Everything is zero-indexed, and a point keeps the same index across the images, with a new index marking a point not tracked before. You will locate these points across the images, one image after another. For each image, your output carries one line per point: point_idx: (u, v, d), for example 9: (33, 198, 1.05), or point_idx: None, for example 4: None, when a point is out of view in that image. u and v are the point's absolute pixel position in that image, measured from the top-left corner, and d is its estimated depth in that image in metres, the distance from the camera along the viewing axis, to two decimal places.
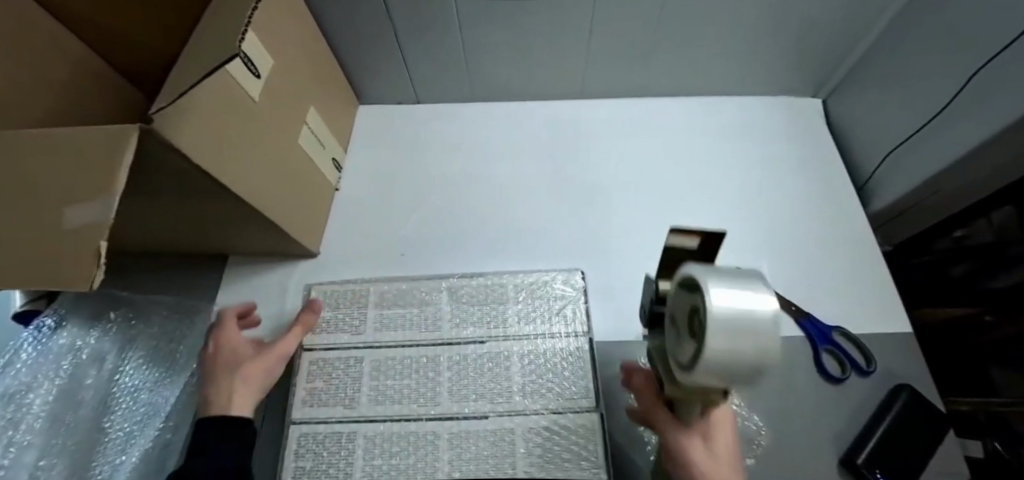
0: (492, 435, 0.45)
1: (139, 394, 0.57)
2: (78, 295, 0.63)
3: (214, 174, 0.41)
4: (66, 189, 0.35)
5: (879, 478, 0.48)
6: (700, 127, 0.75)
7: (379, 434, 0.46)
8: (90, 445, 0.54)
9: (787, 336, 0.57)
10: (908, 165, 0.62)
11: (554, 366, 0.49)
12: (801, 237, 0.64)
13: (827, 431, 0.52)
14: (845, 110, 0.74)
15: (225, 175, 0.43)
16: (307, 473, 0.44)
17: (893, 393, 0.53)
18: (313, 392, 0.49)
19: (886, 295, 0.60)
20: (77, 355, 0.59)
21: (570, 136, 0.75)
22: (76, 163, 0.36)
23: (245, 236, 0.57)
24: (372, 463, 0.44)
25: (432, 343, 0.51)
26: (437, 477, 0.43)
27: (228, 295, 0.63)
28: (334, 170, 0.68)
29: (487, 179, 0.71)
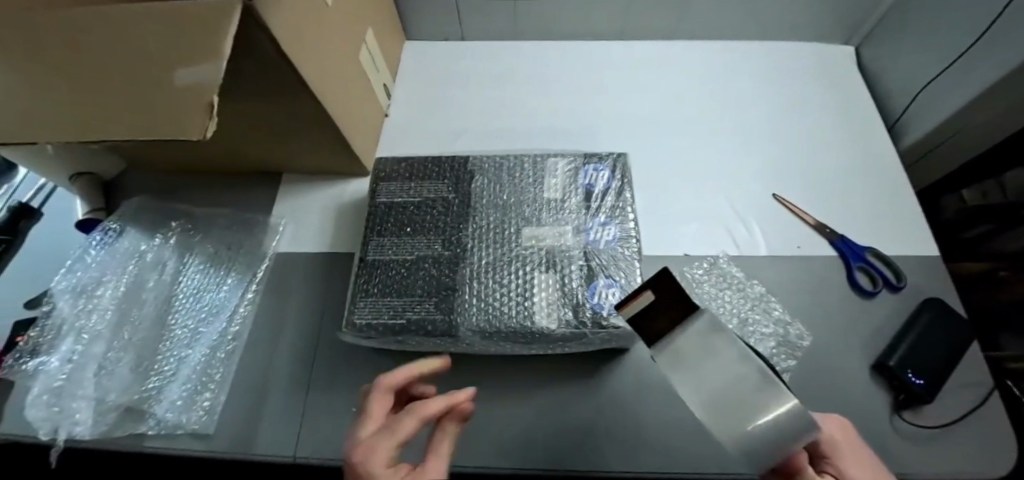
0: (542, 307, 0.48)
1: (200, 294, 0.59)
2: (139, 206, 0.66)
3: (293, 59, 0.44)
4: (175, 54, 0.37)
5: (914, 377, 0.50)
6: (737, 68, 0.77)
7: (431, 310, 0.48)
8: (156, 339, 0.57)
9: (820, 255, 0.60)
10: (936, 103, 0.64)
11: (599, 257, 0.50)
12: (832, 170, 0.67)
13: (857, 340, 0.55)
14: (876, 56, 0.76)
15: (302, 68, 0.46)
16: (374, 337, 0.48)
17: (923, 305, 0.55)
18: (376, 270, 0.51)
19: (915, 223, 0.63)
20: (141, 258, 0.61)
21: (610, 74, 0.77)
22: (179, 28, 0.37)
23: (305, 145, 0.60)
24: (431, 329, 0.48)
25: (478, 234, 0.52)
26: (490, 338, 0.47)
27: (284, 209, 0.66)
28: (384, 96, 0.71)
29: (531, 109, 0.73)
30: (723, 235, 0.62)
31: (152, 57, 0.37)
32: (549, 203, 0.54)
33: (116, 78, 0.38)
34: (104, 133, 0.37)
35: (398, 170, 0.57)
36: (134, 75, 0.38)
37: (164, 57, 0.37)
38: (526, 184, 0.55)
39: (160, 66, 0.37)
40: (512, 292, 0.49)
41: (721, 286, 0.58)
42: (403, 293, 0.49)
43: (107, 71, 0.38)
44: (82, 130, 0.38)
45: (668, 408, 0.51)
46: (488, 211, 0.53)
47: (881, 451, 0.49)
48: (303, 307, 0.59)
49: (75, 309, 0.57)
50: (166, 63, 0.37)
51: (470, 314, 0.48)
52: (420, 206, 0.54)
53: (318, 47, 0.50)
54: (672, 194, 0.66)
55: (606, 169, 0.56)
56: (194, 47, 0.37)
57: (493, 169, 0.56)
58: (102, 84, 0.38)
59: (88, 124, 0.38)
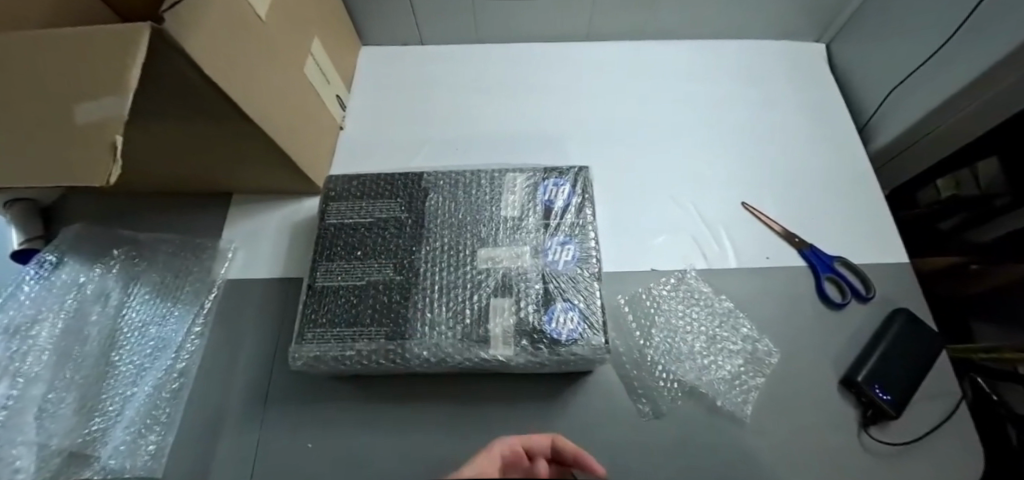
0: (498, 333, 0.45)
1: (147, 328, 0.57)
2: (78, 235, 0.62)
3: (222, 85, 0.41)
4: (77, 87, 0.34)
5: (881, 393, 0.50)
6: (706, 68, 0.75)
7: (381, 337, 0.46)
8: (99, 378, 0.54)
9: (790, 265, 0.58)
10: (906, 104, 0.62)
11: (558, 279, 0.48)
12: (804, 174, 0.65)
13: (827, 353, 0.54)
14: (847, 54, 0.73)
15: (234, 93, 0.43)
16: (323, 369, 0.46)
17: (891, 316, 0.54)
18: (324, 298, 0.48)
19: (884, 228, 0.61)
20: (81, 291, 0.58)
21: (576, 77, 0.74)
22: (81, 58, 0.34)
23: (248, 166, 0.57)
24: (381, 358, 0.45)
25: (431, 256, 0.50)
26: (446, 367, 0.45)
27: (233, 232, 0.62)
28: (338, 108, 0.67)
29: (494, 117, 0.70)
30: (691, 246, 0.60)
31: (53, 96, 0.34)
32: (506, 221, 0.51)
33: (16, 114, 0.35)
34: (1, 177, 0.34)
35: (349, 188, 0.54)
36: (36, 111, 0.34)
37: (65, 95, 0.34)
38: (482, 201, 0.52)
39: (61, 104, 0.34)
40: (467, 318, 0.46)
41: (689, 302, 0.56)
42: (351, 322, 0.47)
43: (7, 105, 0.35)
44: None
45: (635, 433, 0.50)
46: (443, 231, 0.51)
47: (847, 467, 0.48)
48: (257, 337, 0.57)
49: (9, 351, 0.53)
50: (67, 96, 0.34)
51: (422, 342, 0.45)
52: (372, 226, 0.52)
53: (253, 69, 0.47)
54: (640, 204, 0.63)
55: (567, 183, 0.54)
56: (97, 80, 0.33)
57: (447, 185, 0.54)
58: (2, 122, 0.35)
59: None
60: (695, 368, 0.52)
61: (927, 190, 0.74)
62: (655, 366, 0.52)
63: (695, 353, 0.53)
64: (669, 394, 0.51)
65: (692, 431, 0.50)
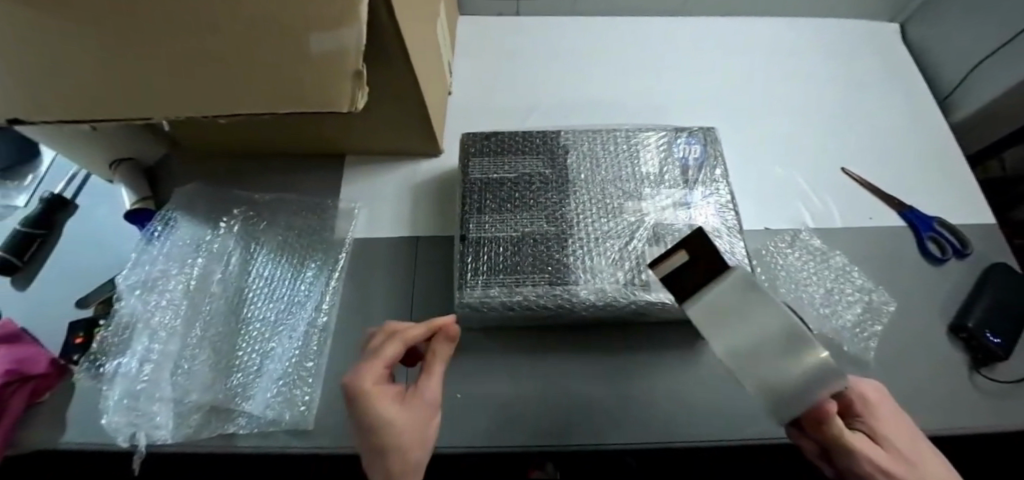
0: (659, 278, 0.47)
1: (275, 286, 0.57)
2: (193, 195, 0.61)
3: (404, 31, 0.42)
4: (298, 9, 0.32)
5: (991, 337, 0.54)
6: (791, 44, 0.78)
7: (544, 283, 0.47)
8: (233, 334, 0.54)
9: (892, 225, 0.62)
10: (988, 78, 0.66)
11: (705, 229, 0.50)
12: (892, 142, 0.69)
13: (934, 305, 0.58)
14: (920, 33, 0.78)
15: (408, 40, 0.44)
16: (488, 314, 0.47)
17: (991, 269, 0.58)
18: (481, 247, 0.49)
19: (970, 192, 0.66)
20: (206, 249, 0.57)
21: (670, 49, 0.77)
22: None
23: (380, 123, 0.57)
24: (548, 303, 0.46)
25: (580, 208, 0.51)
26: (609, 311, 0.47)
27: (352, 193, 0.62)
28: (448, 72, 0.68)
29: (597, 87, 0.72)
30: (799, 208, 0.63)
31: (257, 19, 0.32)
32: (647, 177, 0.53)
33: (223, 35, 0.33)
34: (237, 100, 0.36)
35: (489, 145, 0.55)
36: (251, 32, 0.33)
37: (279, 23, 0.32)
38: (621, 158, 0.54)
39: (276, 32, 0.33)
40: (626, 264, 0.48)
41: (807, 258, 0.59)
42: (513, 269, 0.48)
43: (200, 18, 0.31)
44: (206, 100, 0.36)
45: None
46: (588, 185, 0.53)
47: (965, 405, 0.52)
48: (389, 294, 0.57)
49: (145, 306, 0.53)
50: (289, 20, 0.32)
51: (587, 287, 0.47)
52: (517, 181, 0.53)
53: (412, 19, 0.48)
54: (746, 169, 0.66)
55: (697, 142, 0.56)
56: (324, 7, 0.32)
57: (585, 144, 0.56)
58: (207, 47, 0.33)
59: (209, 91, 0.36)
60: (819, 317, 0.56)
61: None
62: None
63: (818, 304, 0.56)
64: None
65: None
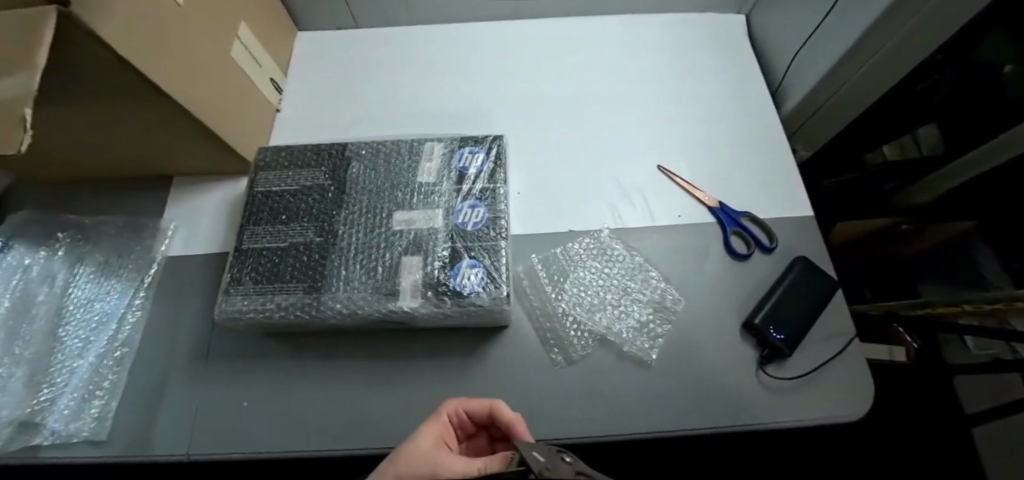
0: (405, 287, 0.49)
1: (92, 304, 0.60)
2: (24, 221, 0.64)
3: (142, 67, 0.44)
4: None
5: (775, 333, 0.54)
6: (630, 42, 0.78)
7: (298, 291, 0.50)
8: (47, 352, 0.57)
9: (700, 221, 0.62)
10: (811, 66, 0.66)
11: (467, 237, 0.52)
12: (716, 136, 0.69)
13: (731, 301, 0.58)
14: (762, 24, 0.77)
15: (156, 74, 0.46)
16: (247, 322, 0.50)
17: (791, 264, 0.58)
18: (249, 259, 0.52)
19: (789, 184, 0.65)
20: (27, 273, 0.61)
21: (506, 53, 0.77)
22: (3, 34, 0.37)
23: (180, 145, 0.60)
24: (298, 311, 0.49)
25: (350, 219, 0.53)
26: (359, 317, 0.49)
27: (176, 211, 0.66)
28: (273, 91, 0.71)
29: (427, 94, 0.73)
30: (608, 207, 0.63)
31: None
32: (421, 187, 0.55)
33: None
34: None
35: (279, 159, 0.57)
36: None
37: None
38: (401, 169, 0.56)
39: None
40: (379, 274, 0.50)
41: (602, 259, 0.60)
42: (273, 279, 0.50)
43: None
44: None
45: (549, 378, 0.53)
46: (362, 197, 0.54)
47: (743, 401, 0.52)
48: (196, 308, 0.60)
49: None
50: None
51: (336, 297, 0.49)
52: (297, 194, 0.55)
53: (180, 52, 0.50)
54: (563, 170, 0.66)
55: (481, 151, 0.57)
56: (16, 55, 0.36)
57: (370, 156, 0.57)
58: None
59: None
60: (603, 318, 0.56)
61: (876, 153, 0.87)
62: (566, 316, 0.56)
63: (604, 304, 0.57)
64: (577, 341, 0.55)
65: (602, 375, 0.53)
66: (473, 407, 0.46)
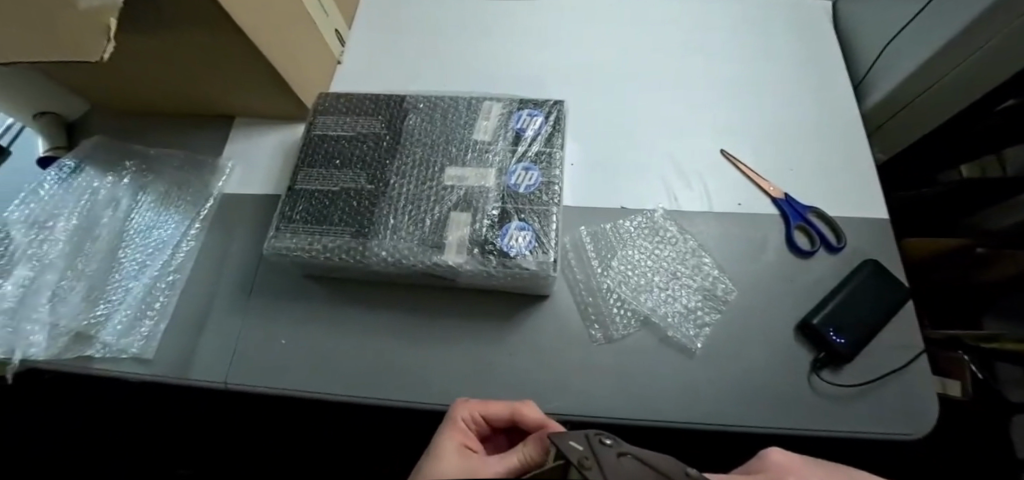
0: (452, 241, 0.48)
1: (150, 231, 0.62)
2: (96, 146, 0.68)
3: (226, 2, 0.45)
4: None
5: (834, 337, 0.50)
6: (704, 21, 0.74)
7: (346, 234, 0.50)
8: (106, 270, 0.60)
9: (762, 213, 0.59)
10: (907, 57, 0.60)
11: (518, 199, 0.50)
12: (788, 126, 0.65)
13: (788, 299, 0.54)
14: (852, 12, 0.71)
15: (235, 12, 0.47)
16: (294, 260, 0.50)
17: (860, 266, 0.54)
18: (302, 199, 0.52)
19: (865, 184, 0.60)
20: (94, 195, 0.64)
21: (571, 24, 0.75)
22: None
23: (246, 84, 0.61)
24: (344, 254, 0.49)
25: (402, 170, 0.53)
26: (403, 267, 0.49)
27: (234, 150, 0.67)
28: (336, 43, 0.71)
29: (488, 59, 0.72)
30: (665, 188, 0.61)
31: None
32: (475, 145, 0.54)
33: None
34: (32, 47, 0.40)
35: (337, 104, 0.58)
36: None
37: None
38: (457, 126, 0.55)
39: None
40: (426, 227, 0.49)
41: (653, 240, 0.57)
42: (322, 221, 0.51)
43: None
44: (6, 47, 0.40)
45: (586, 353, 0.52)
46: (416, 150, 0.54)
47: (792, 404, 0.49)
48: (245, 245, 0.61)
49: (31, 238, 0.60)
50: None
51: (382, 245, 0.49)
52: (352, 140, 0.55)
53: None
54: (621, 145, 0.64)
55: (541, 115, 0.55)
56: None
57: (427, 110, 0.57)
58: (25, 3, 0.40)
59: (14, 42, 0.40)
60: (648, 301, 0.54)
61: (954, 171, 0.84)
62: (609, 293, 0.54)
63: (650, 287, 0.55)
64: (619, 321, 0.53)
65: (640, 358, 0.51)
66: (490, 409, 0.42)
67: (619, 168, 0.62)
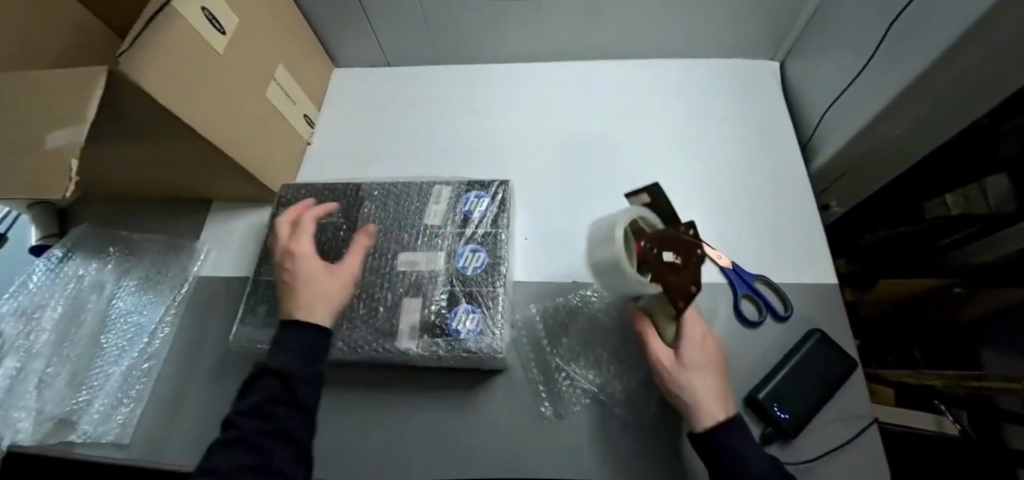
0: (404, 328, 0.50)
1: (131, 316, 0.66)
2: (83, 234, 0.72)
3: (185, 116, 0.50)
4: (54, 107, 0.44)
5: (779, 412, 0.50)
6: (654, 87, 0.77)
7: None
8: (89, 356, 0.63)
9: (709, 282, 0.60)
10: (845, 122, 0.62)
11: (466, 282, 0.52)
12: (733, 193, 0.67)
13: (736, 370, 0.55)
14: (796, 73, 0.74)
15: (197, 125, 0.51)
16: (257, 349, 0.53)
17: (806, 336, 0.55)
18: (265, 290, 0.55)
19: (810, 247, 0.62)
20: (80, 282, 0.68)
21: (527, 94, 0.79)
22: (63, 91, 0.43)
23: (217, 176, 0.66)
24: None
25: (359, 257, 0.56)
26: (359, 355, 0.51)
27: (209, 234, 0.72)
28: (305, 126, 0.76)
29: (448, 133, 0.76)
30: None
31: (36, 127, 0.44)
32: (427, 229, 0.57)
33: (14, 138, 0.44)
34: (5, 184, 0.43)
35: (299, 195, 0.61)
36: (27, 131, 0.44)
37: (44, 125, 0.43)
38: (409, 211, 0.58)
39: (39, 134, 0.43)
40: (380, 313, 0.52)
41: (601, 314, 0.59)
42: (284, 312, 0.54)
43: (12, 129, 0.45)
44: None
45: (539, 432, 0.53)
46: (372, 237, 0.57)
47: None
48: (218, 326, 0.65)
49: (20, 329, 0.63)
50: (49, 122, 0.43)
51: (337, 334, 0.51)
52: (313, 231, 0.59)
53: (216, 98, 0.55)
54: (573, 216, 0.66)
55: (487, 195, 0.58)
56: (74, 104, 0.43)
57: (382, 196, 0.60)
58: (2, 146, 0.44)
59: None
60: (597, 375, 0.55)
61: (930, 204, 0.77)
62: (559, 369, 0.56)
63: (599, 362, 0.56)
64: (568, 392, 0.55)
65: (588, 437, 0.52)
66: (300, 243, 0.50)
67: (570, 239, 0.65)
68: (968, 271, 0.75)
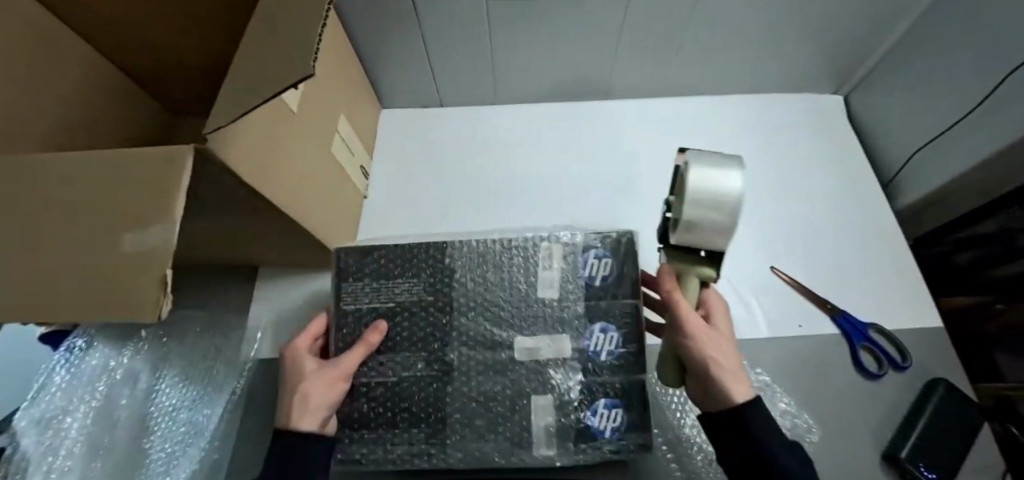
0: (541, 433, 0.46)
1: (178, 413, 0.56)
2: None
3: (267, 192, 0.42)
4: (119, 200, 0.33)
5: (926, 471, 0.48)
6: (726, 126, 0.75)
7: (424, 433, 0.46)
8: (130, 466, 0.53)
9: (823, 335, 0.58)
10: (936, 165, 0.62)
11: (602, 376, 0.47)
12: (826, 235, 0.66)
13: (869, 431, 0.53)
14: (867, 110, 0.74)
15: (277, 199, 0.44)
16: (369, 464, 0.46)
17: (930, 385, 0.54)
18: (362, 397, 0.48)
19: (912, 292, 0.61)
20: (111, 376, 0.58)
21: (596, 136, 0.75)
22: (136, 176, 0.33)
23: (278, 247, 0.57)
24: (424, 457, 0.46)
25: (469, 347, 0.49)
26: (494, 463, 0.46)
27: (262, 308, 0.63)
28: (362, 177, 0.69)
29: (519, 181, 0.71)
30: None
31: (100, 227, 0.33)
32: (545, 306, 0.50)
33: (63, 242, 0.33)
34: (53, 309, 0.32)
35: (369, 266, 0.52)
36: (86, 233, 0.33)
37: (113, 223, 0.32)
38: (518, 281, 0.52)
39: (107, 236, 0.32)
40: (510, 416, 0.47)
41: None
42: (393, 419, 0.47)
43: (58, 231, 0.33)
44: (16, 314, 0.32)
45: None
46: (480, 320, 0.50)
47: None
48: None
49: (42, 444, 0.53)
50: (118, 218, 0.32)
51: (463, 444, 0.46)
52: (403, 316, 0.51)
53: (290, 164, 0.47)
54: None
55: (608, 257, 0.51)
56: (154, 195, 0.32)
57: (480, 262, 0.52)
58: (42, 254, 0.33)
59: (28, 308, 0.32)
60: None
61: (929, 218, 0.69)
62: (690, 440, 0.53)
63: None
64: (698, 460, 0.53)
65: None
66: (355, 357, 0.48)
67: None
68: (1001, 288, 0.65)
